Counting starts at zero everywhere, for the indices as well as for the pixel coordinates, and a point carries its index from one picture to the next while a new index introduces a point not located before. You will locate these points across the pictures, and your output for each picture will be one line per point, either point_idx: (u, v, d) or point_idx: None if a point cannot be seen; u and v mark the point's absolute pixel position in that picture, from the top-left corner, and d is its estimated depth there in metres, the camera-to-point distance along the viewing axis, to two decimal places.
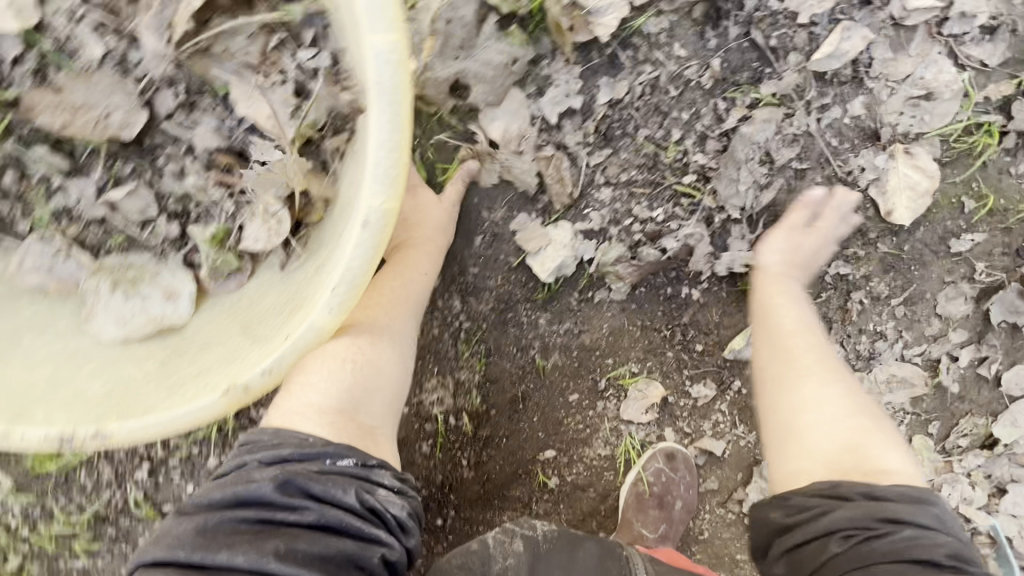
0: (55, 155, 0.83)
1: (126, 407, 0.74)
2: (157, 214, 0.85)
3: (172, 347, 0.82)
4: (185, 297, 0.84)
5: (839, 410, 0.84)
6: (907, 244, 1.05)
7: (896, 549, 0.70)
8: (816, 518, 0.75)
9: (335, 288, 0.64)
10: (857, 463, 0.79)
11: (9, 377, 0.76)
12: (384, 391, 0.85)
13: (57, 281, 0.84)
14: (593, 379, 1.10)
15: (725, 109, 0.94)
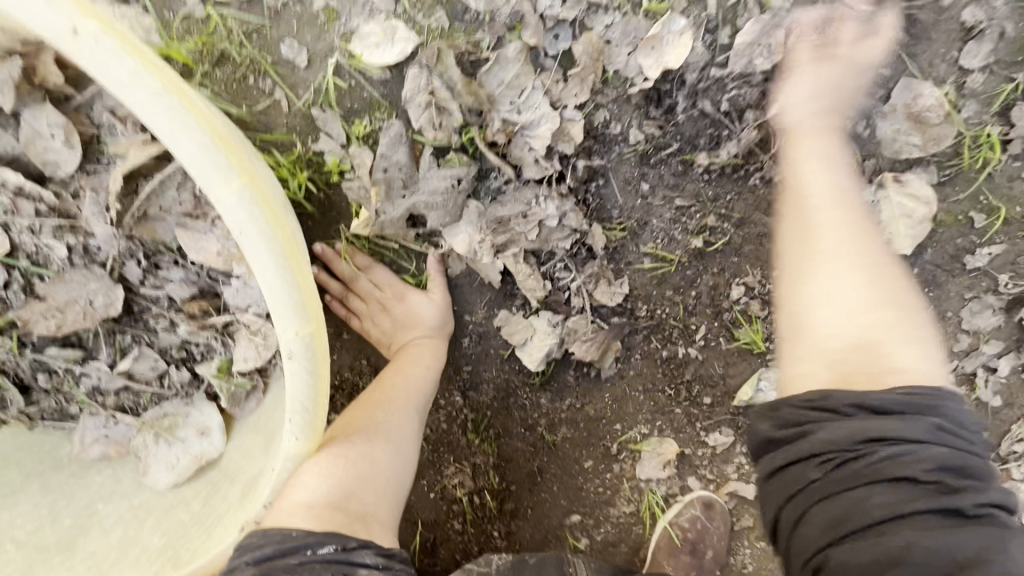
0: (65, 349, 0.84)
1: (179, 556, 0.74)
2: (168, 366, 0.86)
3: (214, 481, 0.83)
4: (217, 430, 0.85)
5: (852, 309, 0.73)
6: (916, 268, 0.99)
7: (873, 470, 0.62)
8: (800, 440, 0.66)
9: (294, 417, 0.67)
10: (866, 358, 0.70)
11: (90, 552, 0.79)
12: (383, 485, 0.80)
13: (115, 445, 0.86)
14: (605, 445, 1.12)
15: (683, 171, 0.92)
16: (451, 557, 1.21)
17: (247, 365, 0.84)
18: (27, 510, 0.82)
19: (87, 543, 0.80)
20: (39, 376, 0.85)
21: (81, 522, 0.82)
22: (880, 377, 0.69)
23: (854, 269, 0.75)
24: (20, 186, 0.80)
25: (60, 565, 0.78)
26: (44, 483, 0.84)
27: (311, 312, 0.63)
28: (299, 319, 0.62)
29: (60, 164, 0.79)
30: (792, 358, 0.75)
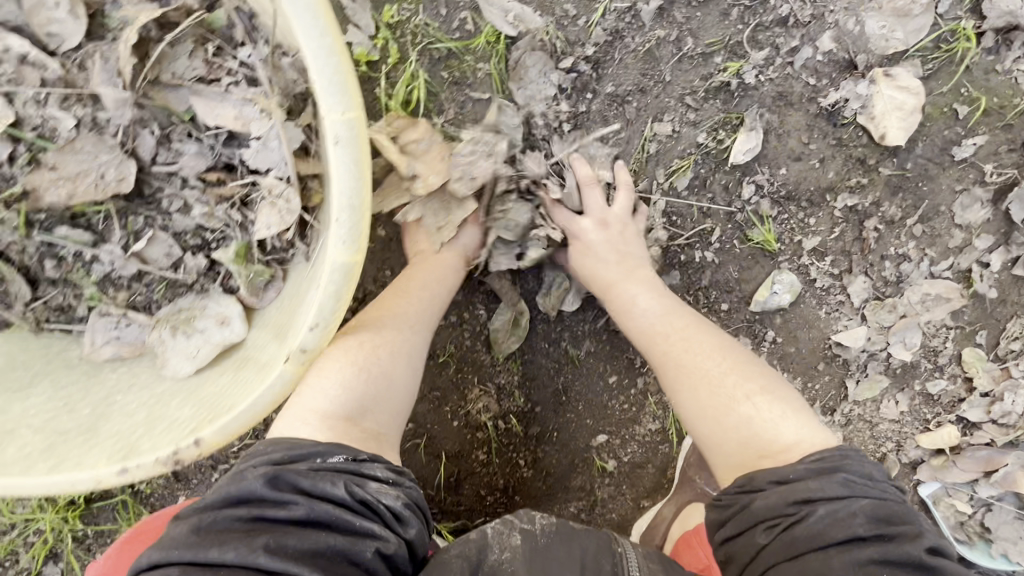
0: (76, 230, 0.78)
1: (215, 411, 0.69)
2: (183, 253, 0.82)
3: (241, 361, 0.80)
4: (236, 319, 0.82)
5: (716, 383, 0.86)
6: (909, 162, 1.06)
7: (815, 535, 0.70)
8: (739, 514, 0.76)
9: (338, 217, 0.61)
10: (745, 440, 0.82)
11: (113, 429, 0.72)
12: (394, 402, 0.88)
13: (128, 346, 0.83)
14: (629, 357, 1.12)
15: (706, 61, 0.96)
16: (475, 493, 1.18)
17: (270, 234, 0.80)
18: (40, 401, 0.76)
19: (110, 424, 0.73)
20: (45, 264, 0.79)
21: (100, 411, 0.76)
22: (777, 455, 0.80)
23: (701, 335, 0.91)
24: (24, 54, 0.73)
25: (82, 444, 0.71)
26: (58, 381, 0.80)
27: (355, 95, 0.60)
28: (345, 102, 0.59)
29: (63, 39, 0.74)
30: (709, 455, 0.86)
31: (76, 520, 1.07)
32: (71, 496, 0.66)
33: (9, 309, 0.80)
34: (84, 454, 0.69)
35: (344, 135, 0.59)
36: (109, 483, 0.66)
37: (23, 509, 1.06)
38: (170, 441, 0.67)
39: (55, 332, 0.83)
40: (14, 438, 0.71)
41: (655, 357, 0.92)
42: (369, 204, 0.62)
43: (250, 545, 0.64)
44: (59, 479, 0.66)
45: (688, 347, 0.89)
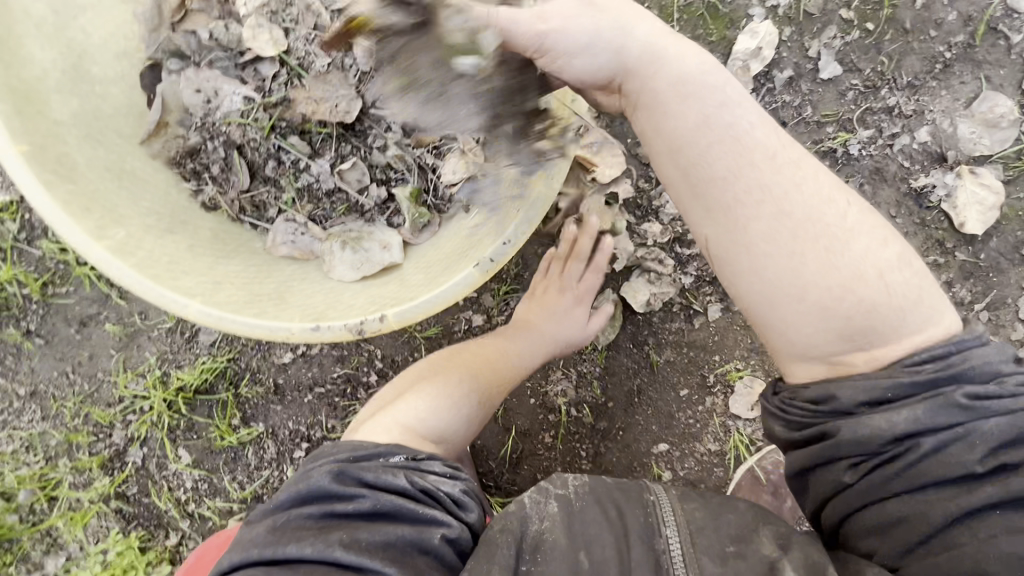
0: (301, 142, 0.95)
1: (395, 299, 0.83)
2: (370, 182, 0.98)
3: (400, 279, 0.93)
4: (395, 249, 0.96)
5: (822, 226, 0.73)
6: (983, 252, 1.19)
7: (915, 477, 0.65)
8: (822, 448, 0.70)
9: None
10: (864, 325, 0.71)
11: (297, 303, 0.85)
12: (464, 434, 1.02)
13: (300, 250, 0.97)
14: (702, 374, 1.22)
15: (818, 128, 1.14)
16: (533, 475, 1.24)
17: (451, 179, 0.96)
18: (237, 269, 0.89)
19: (294, 297, 0.86)
20: (268, 163, 0.95)
21: (283, 289, 0.89)
22: (879, 345, 0.70)
23: (800, 178, 0.75)
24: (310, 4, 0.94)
25: (276, 304, 0.83)
26: (248, 260, 0.93)
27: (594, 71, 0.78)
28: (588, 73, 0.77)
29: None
30: (783, 340, 0.75)
31: (177, 408, 1.17)
32: (269, 340, 0.78)
33: (223, 193, 0.95)
34: (278, 309, 0.82)
35: (582, 99, 0.77)
36: (303, 337, 0.78)
37: (136, 386, 1.16)
38: (357, 314, 0.80)
39: (245, 224, 0.97)
40: (222, 288, 0.83)
41: (725, 218, 0.75)
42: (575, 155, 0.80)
43: (327, 540, 0.75)
44: (265, 324, 0.78)
45: (775, 205, 0.73)
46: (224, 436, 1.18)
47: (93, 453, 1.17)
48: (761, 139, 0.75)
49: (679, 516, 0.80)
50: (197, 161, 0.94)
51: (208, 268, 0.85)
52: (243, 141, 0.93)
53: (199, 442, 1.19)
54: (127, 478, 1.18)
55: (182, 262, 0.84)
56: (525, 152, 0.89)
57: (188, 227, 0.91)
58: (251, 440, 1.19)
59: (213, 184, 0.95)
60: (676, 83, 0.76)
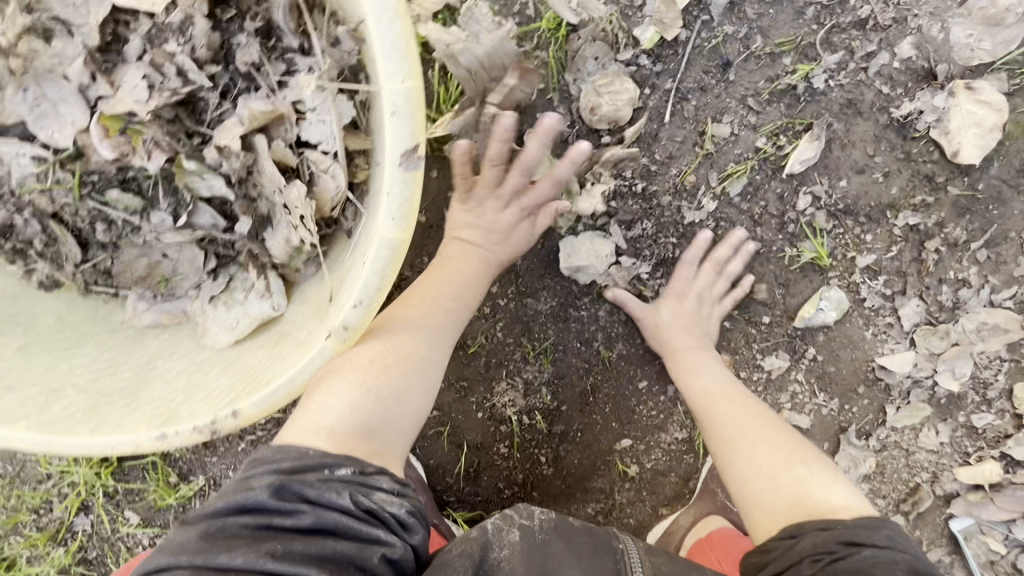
0: (126, 194, 0.78)
1: (253, 380, 0.71)
2: (225, 224, 0.80)
3: (279, 333, 0.81)
4: (277, 292, 0.82)
5: (774, 449, 0.86)
6: (981, 182, 0.99)
7: (858, 567, 0.69)
8: (783, 555, 0.74)
9: (390, 191, 0.61)
10: (808, 509, 0.78)
11: (154, 395, 0.74)
12: (406, 422, 0.84)
13: (168, 314, 0.83)
14: (661, 363, 1.10)
15: (776, 59, 0.92)
16: (494, 486, 1.18)
17: (326, 202, 0.79)
18: (86, 362, 0.78)
19: (150, 389, 0.75)
20: (96, 228, 0.79)
21: (141, 375, 0.77)
22: (829, 514, 0.77)
23: (741, 416, 0.91)
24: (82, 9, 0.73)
25: (122, 407, 0.73)
26: (103, 342, 0.81)
27: (415, 66, 0.59)
28: (403, 69, 0.58)
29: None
30: (747, 509, 0.83)
31: (109, 476, 1.11)
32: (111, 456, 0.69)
33: (57, 270, 0.80)
34: (122, 418, 0.71)
35: (401, 106, 0.59)
36: (149, 448, 0.69)
37: (60, 461, 1.10)
38: (209, 410, 0.69)
39: (100, 296, 0.83)
40: (59, 397, 0.73)
41: (721, 445, 0.90)
42: (421, 180, 0.62)
43: (258, 551, 0.63)
44: (102, 441, 0.69)
45: (741, 423, 0.90)
46: (165, 495, 1.13)
47: (39, 528, 1.14)
48: (722, 376, 0.98)
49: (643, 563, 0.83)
50: (13, 240, 0.79)
51: (46, 372, 0.75)
52: (55, 207, 0.78)
53: (142, 503, 1.14)
54: (82, 545, 1.16)
55: (8, 376, 0.74)
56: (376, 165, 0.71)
57: (21, 319, 0.79)
58: (194, 495, 1.13)
59: (42, 262, 0.80)
60: (700, 333, 1.02)
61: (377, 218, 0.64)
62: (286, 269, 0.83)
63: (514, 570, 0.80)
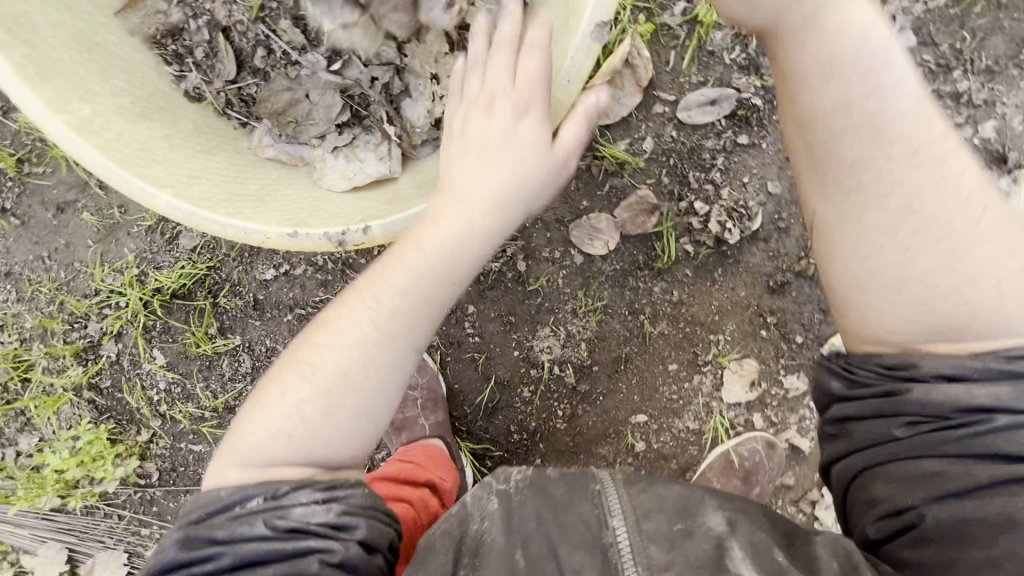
0: (294, 29, 0.87)
1: (381, 213, 0.78)
2: (361, 81, 0.89)
3: (391, 193, 0.87)
4: (395, 159, 0.90)
5: (922, 224, 0.63)
6: None
7: (981, 439, 0.61)
8: (885, 402, 0.65)
9: (574, 56, 0.68)
10: (950, 309, 0.63)
11: (279, 208, 0.80)
12: (356, 418, 0.68)
13: (289, 155, 0.90)
14: (695, 351, 1.17)
15: None
16: (506, 427, 1.22)
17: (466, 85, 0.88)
18: (218, 165, 0.83)
19: (277, 202, 0.81)
20: (257, 52, 0.89)
21: (266, 191, 0.83)
22: (973, 342, 0.63)
23: (926, 181, 0.63)
24: None
25: (254, 208, 0.78)
26: (231, 158, 0.87)
27: None
28: None
29: None
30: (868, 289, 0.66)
31: (154, 308, 1.13)
32: (241, 242, 0.74)
33: (207, 83, 0.88)
34: (255, 214, 0.77)
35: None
36: (278, 244, 0.74)
37: (113, 281, 1.13)
38: (340, 224, 0.76)
39: (231, 120, 0.91)
40: (197, 182, 0.77)
41: (852, 234, 0.67)
42: (597, 52, 0.68)
43: None
44: (236, 224, 0.73)
45: (903, 205, 0.64)
46: (200, 345, 1.16)
47: (67, 342, 1.16)
48: (908, 108, 0.64)
49: (626, 503, 0.74)
50: (179, 43, 0.87)
51: (185, 160, 0.79)
52: (230, 22, 0.87)
53: (174, 347, 1.17)
54: (100, 371, 1.17)
55: (154, 150, 0.77)
56: (551, 44, 0.77)
57: (167, 115, 0.84)
58: (225, 352, 1.17)
59: (196, 71, 0.88)
60: (853, 50, 0.64)
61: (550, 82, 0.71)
62: (406, 141, 0.90)
63: (494, 545, 0.72)
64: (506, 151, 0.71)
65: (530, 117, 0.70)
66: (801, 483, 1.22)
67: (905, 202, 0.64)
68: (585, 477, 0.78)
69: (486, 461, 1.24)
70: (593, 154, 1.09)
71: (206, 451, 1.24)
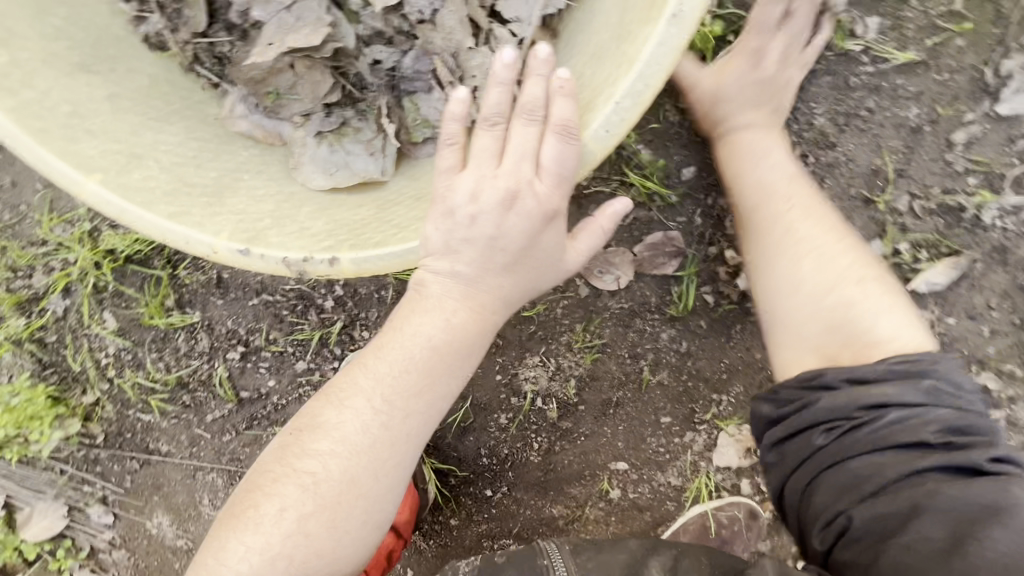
0: None
1: (356, 237, 0.64)
2: (361, 57, 0.73)
3: (378, 202, 0.72)
4: (389, 156, 0.75)
5: (824, 265, 0.78)
6: None
7: (882, 435, 0.67)
8: (802, 411, 0.72)
9: (620, 100, 0.51)
10: (847, 338, 0.75)
11: (237, 206, 0.67)
12: (356, 520, 0.63)
13: (265, 132, 0.76)
14: (692, 407, 1.06)
15: (962, 170, 0.86)
16: (475, 449, 1.14)
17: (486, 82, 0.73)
18: (172, 140, 0.69)
19: (236, 199, 0.68)
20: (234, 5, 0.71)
21: (226, 182, 0.70)
22: (868, 352, 0.73)
23: (813, 227, 0.81)
24: None
25: (204, 205, 0.65)
26: (190, 128, 0.72)
27: None
28: None
29: None
30: (778, 346, 0.80)
31: (106, 270, 1.02)
32: (182, 250, 0.61)
33: (171, 31, 0.72)
34: (203, 216, 0.64)
35: (688, 11, 0.48)
36: (227, 259, 0.62)
37: (62, 233, 1.02)
38: (303, 246, 0.63)
39: (200, 79, 0.75)
40: (139, 165, 0.64)
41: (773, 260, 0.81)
42: (649, 103, 0.52)
43: None
44: (176, 229, 0.61)
45: (798, 249, 0.80)
46: (153, 315, 1.05)
47: (8, 290, 1.05)
48: (772, 172, 0.84)
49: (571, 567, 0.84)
50: None
51: (128, 133, 0.66)
52: None
53: (127, 312, 1.06)
54: (44, 325, 1.07)
55: (89, 118, 0.64)
56: (583, 79, 0.60)
57: (116, 67, 0.69)
58: (183, 327, 1.06)
59: (157, 14, 0.72)
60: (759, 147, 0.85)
61: (584, 121, 0.54)
62: (405, 138, 0.76)
63: None
64: (529, 257, 0.59)
65: (554, 227, 0.58)
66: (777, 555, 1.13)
67: (799, 242, 0.80)
68: (533, 554, 0.86)
69: (449, 480, 1.16)
70: (620, 179, 0.93)
71: (156, 420, 1.16)
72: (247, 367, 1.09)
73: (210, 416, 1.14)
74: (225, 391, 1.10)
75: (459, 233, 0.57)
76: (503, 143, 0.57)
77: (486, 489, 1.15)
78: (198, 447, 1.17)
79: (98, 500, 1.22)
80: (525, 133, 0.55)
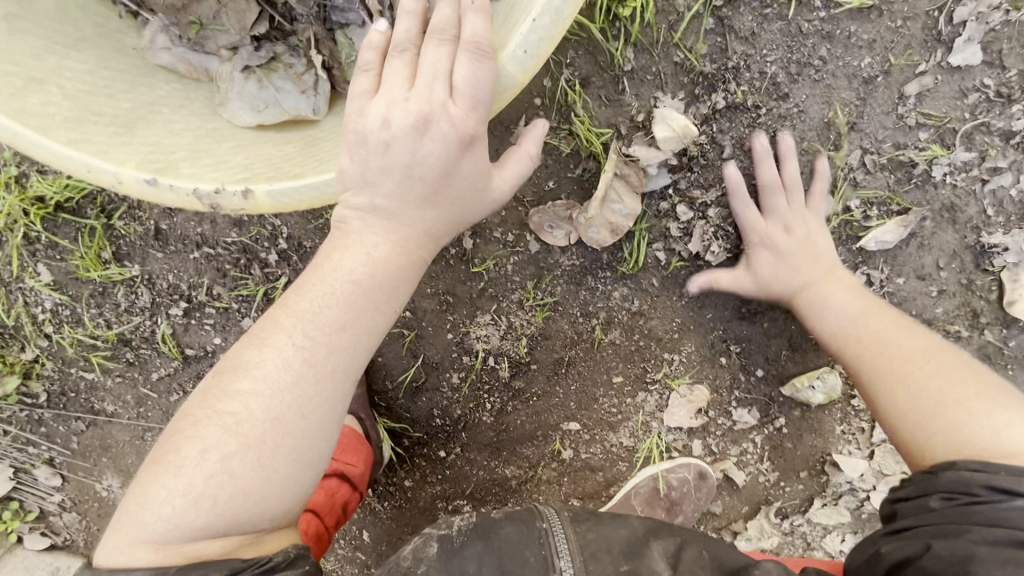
0: None
1: (275, 171, 0.61)
2: None
3: (307, 139, 0.69)
4: (321, 94, 0.71)
5: (943, 383, 0.74)
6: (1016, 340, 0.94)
7: (1004, 516, 0.59)
8: (918, 479, 0.67)
9: (538, 17, 0.49)
10: (975, 444, 0.66)
11: (151, 138, 0.63)
12: (280, 464, 0.57)
13: (189, 66, 0.71)
14: (644, 368, 1.05)
15: (916, 124, 0.85)
16: (428, 410, 1.12)
17: None
18: (83, 67, 0.65)
19: (149, 132, 0.64)
20: None
21: (140, 113, 0.65)
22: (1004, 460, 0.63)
23: (908, 343, 0.81)
24: None
25: (111, 135, 0.61)
26: (102, 57, 0.68)
27: None
28: None
29: None
30: (907, 450, 0.74)
31: (36, 220, 0.98)
32: (86, 181, 0.58)
33: None
34: (110, 146, 0.60)
35: None
36: (134, 191, 0.58)
37: None
38: (216, 179, 0.60)
39: (119, 7, 0.72)
40: (39, 90, 0.60)
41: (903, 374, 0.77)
42: (569, 21, 0.50)
43: None
44: (77, 157, 0.57)
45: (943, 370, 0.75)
46: (90, 268, 1.01)
47: None
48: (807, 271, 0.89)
49: (573, 543, 0.72)
50: None
51: (28, 55, 0.61)
52: None
53: (62, 265, 1.02)
54: None
55: None
56: (508, 1, 0.57)
57: None
58: (122, 281, 1.03)
59: None
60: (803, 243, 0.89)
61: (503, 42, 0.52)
62: (339, 75, 0.72)
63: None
64: (444, 188, 0.57)
65: (472, 153, 0.56)
66: (727, 515, 1.13)
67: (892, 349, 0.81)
68: (532, 516, 0.76)
69: (402, 439, 1.15)
70: (568, 129, 0.89)
71: (99, 380, 1.12)
72: (191, 324, 1.05)
73: (156, 375, 1.11)
74: (170, 347, 1.06)
75: (374, 161, 0.55)
76: (415, 68, 0.55)
77: (440, 450, 1.15)
78: (146, 407, 1.13)
79: (45, 462, 1.19)
80: (436, 53, 0.53)
